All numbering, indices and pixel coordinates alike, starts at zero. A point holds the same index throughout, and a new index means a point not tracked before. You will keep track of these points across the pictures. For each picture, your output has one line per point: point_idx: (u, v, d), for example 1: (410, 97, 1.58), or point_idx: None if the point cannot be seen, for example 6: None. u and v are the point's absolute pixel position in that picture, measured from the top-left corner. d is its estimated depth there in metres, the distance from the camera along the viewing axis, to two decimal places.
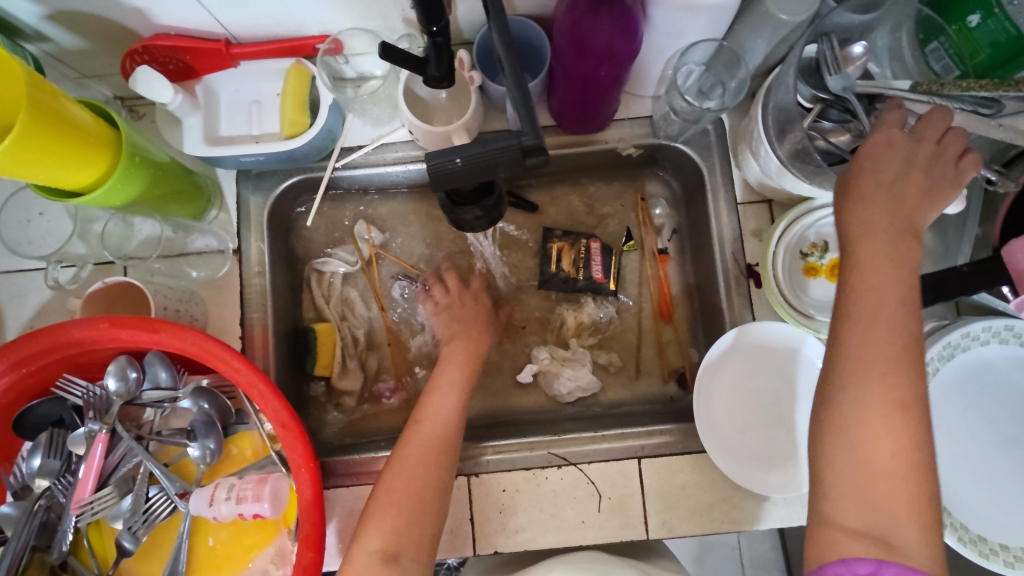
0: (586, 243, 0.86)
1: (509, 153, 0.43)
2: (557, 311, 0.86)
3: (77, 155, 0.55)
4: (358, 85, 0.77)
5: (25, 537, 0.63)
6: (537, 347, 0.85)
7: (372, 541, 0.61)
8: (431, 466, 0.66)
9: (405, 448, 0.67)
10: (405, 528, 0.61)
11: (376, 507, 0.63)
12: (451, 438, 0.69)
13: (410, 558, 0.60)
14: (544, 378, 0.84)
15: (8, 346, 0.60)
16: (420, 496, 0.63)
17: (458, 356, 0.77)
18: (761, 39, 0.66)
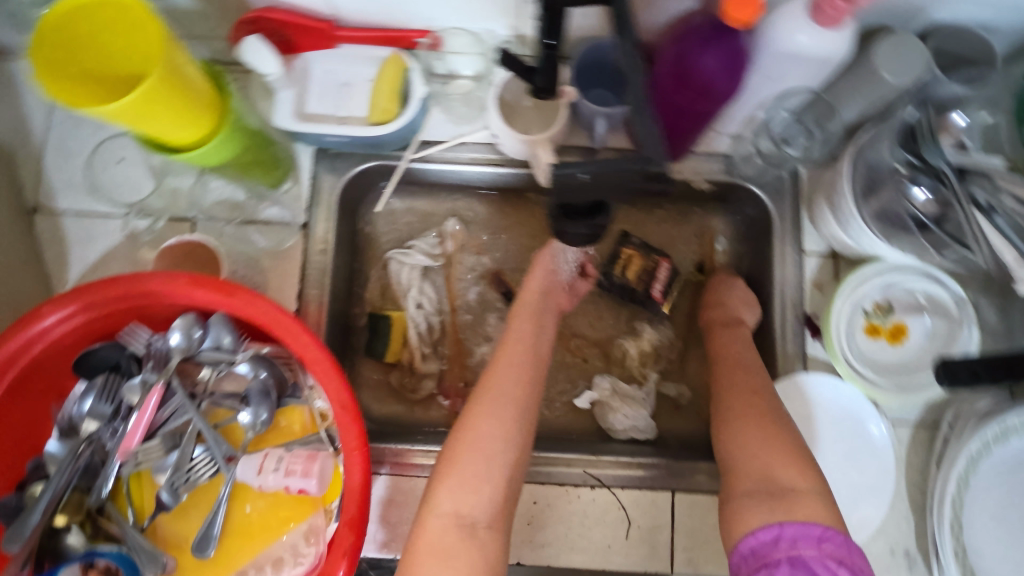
0: (657, 259, 0.84)
1: None
2: (615, 342, 0.86)
3: (183, 113, 0.56)
4: (446, 82, 0.80)
5: (68, 476, 0.64)
6: (600, 375, 0.83)
7: (445, 505, 0.59)
8: (502, 437, 0.63)
9: (473, 414, 0.65)
10: (478, 495, 0.60)
11: (447, 469, 0.61)
12: (519, 411, 0.66)
13: (485, 523, 0.59)
14: (599, 410, 0.81)
15: (85, 288, 0.61)
16: (492, 463, 0.62)
17: (518, 335, 0.73)
18: (859, 98, 0.66)
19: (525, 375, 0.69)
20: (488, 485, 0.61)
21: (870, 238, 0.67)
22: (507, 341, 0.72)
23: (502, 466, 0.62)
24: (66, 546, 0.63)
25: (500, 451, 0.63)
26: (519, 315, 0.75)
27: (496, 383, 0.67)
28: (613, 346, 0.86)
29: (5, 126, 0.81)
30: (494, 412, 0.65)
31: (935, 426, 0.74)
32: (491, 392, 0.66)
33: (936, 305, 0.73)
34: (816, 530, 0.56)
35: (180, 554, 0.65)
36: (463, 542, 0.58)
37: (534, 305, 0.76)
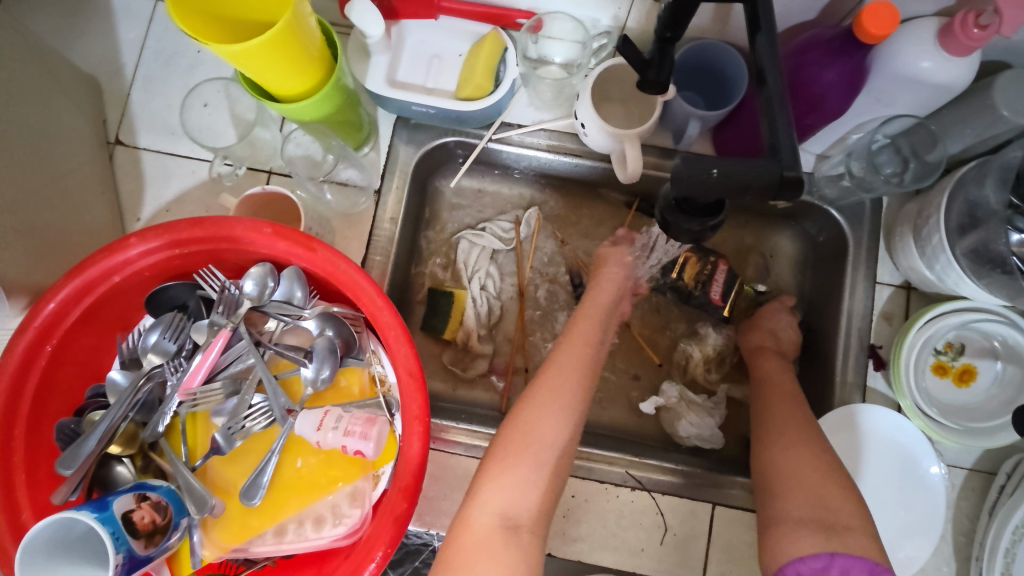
0: (714, 261, 0.83)
1: (769, 178, 0.42)
2: (678, 347, 0.86)
3: (301, 64, 0.56)
4: (537, 67, 0.77)
5: (126, 408, 0.64)
6: (668, 383, 0.83)
7: (492, 502, 0.59)
8: (557, 440, 0.63)
9: (530, 414, 0.64)
10: (525, 495, 0.59)
11: (499, 465, 0.61)
12: (575, 416, 0.65)
13: (530, 526, 0.58)
14: (666, 415, 0.82)
15: (172, 224, 0.62)
16: (544, 465, 0.61)
17: (581, 335, 0.73)
18: (970, 130, 0.66)
19: (585, 380, 0.68)
20: (536, 487, 0.60)
21: (958, 274, 0.65)
22: (568, 344, 0.72)
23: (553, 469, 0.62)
24: (114, 475, 0.65)
25: (549, 451, 0.62)
26: (581, 319, 0.75)
27: (556, 384, 0.67)
28: (676, 351, 0.86)
29: (98, 57, 0.82)
30: (552, 413, 0.64)
31: (990, 474, 0.72)
32: (549, 392, 0.66)
33: (1010, 352, 0.71)
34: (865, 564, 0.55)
35: (227, 499, 0.65)
36: (507, 542, 0.56)
37: (598, 311, 0.76)
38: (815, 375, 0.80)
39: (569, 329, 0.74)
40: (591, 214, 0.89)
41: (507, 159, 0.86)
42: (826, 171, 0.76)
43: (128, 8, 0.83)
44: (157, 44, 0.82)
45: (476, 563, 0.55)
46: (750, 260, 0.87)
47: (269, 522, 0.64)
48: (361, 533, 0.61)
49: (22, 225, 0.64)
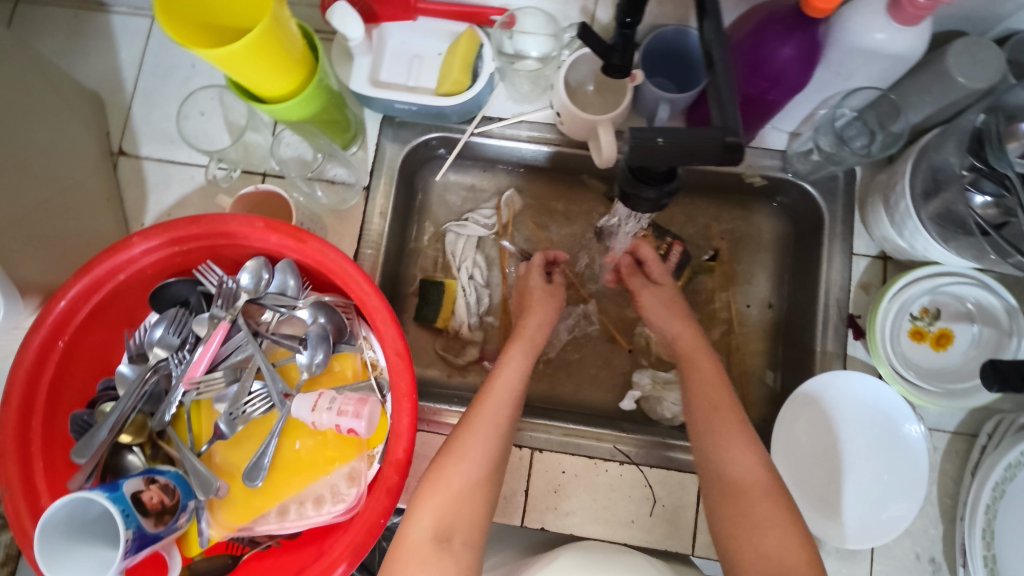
0: (670, 241, 0.86)
1: (713, 145, 0.46)
2: (637, 329, 0.89)
3: (280, 67, 0.60)
4: (514, 62, 0.80)
5: (135, 400, 0.68)
6: (637, 372, 0.86)
7: (425, 521, 0.61)
8: (486, 465, 0.65)
9: (460, 438, 0.66)
10: (459, 513, 0.62)
11: (431, 488, 0.63)
12: (502, 441, 0.67)
13: (461, 542, 0.61)
14: (647, 405, 0.84)
15: (172, 223, 0.65)
16: (474, 488, 0.63)
17: (514, 360, 0.74)
18: (929, 98, 0.68)
19: (513, 404, 0.69)
20: (465, 508, 0.62)
21: (926, 240, 0.68)
22: (499, 368, 0.73)
23: (481, 491, 0.64)
24: (125, 463, 0.68)
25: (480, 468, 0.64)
26: (514, 343, 0.76)
27: (483, 410, 0.68)
28: (633, 332, 0.89)
29: (100, 73, 0.87)
30: (481, 440, 0.66)
31: (972, 436, 0.74)
32: (478, 418, 0.67)
33: (985, 314, 0.72)
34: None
35: (231, 481, 0.69)
36: (437, 557, 0.59)
37: (529, 334, 0.77)
38: (797, 346, 0.82)
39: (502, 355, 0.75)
40: (574, 202, 0.92)
41: (490, 152, 0.89)
42: (797, 148, 0.78)
43: (126, 25, 0.87)
44: (154, 58, 0.87)
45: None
46: (712, 238, 0.89)
47: (272, 502, 0.68)
48: (358, 509, 0.64)
49: (33, 232, 0.69)
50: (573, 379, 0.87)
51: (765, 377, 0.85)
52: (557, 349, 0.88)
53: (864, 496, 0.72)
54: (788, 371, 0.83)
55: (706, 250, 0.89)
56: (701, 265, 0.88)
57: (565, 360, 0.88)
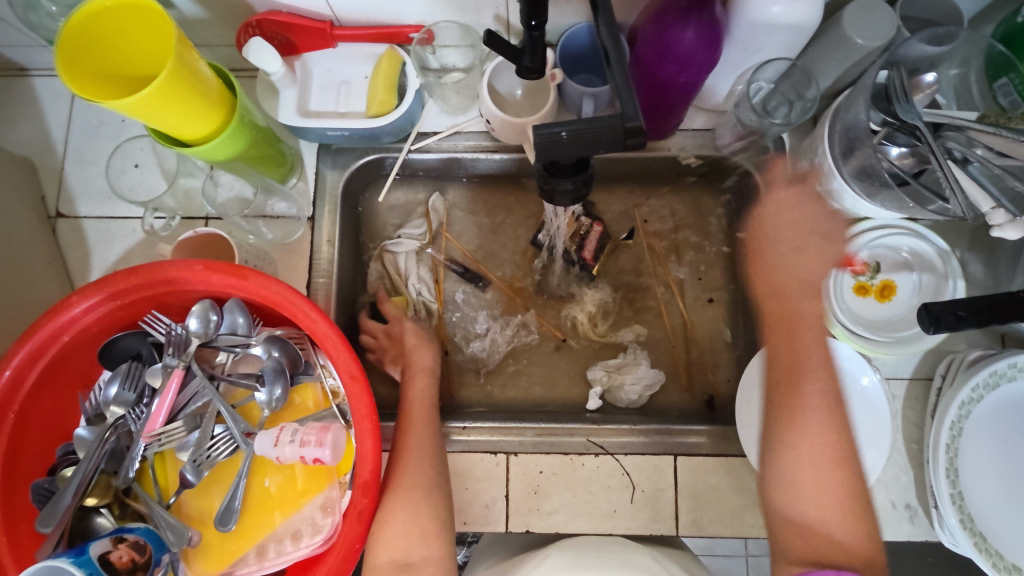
0: (590, 223, 0.89)
1: (613, 131, 0.49)
2: (564, 312, 0.90)
3: (196, 109, 0.61)
4: (441, 76, 0.82)
5: (96, 461, 0.67)
6: (590, 369, 0.86)
7: (380, 554, 0.63)
8: (422, 488, 0.66)
9: (392, 473, 0.67)
10: (407, 537, 0.64)
11: (381, 523, 0.65)
12: (432, 463, 0.68)
13: (421, 558, 0.63)
14: (610, 396, 0.85)
15: (109, 278, 0.65)
16: (415, 516, 0.64)
17: (418, 393, 0.75)
18: (835, 62, 0.71)
19: (428, 431, 0.71)
20: (415, 532, 0.64)
21: (853, 196, 0.71)
22: (409, 403, 0.75)
23: (427, 512, 0.65)
24: (95, 526, 0.67)
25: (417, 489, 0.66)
26: (415, 378, 0.77)
27: (404, 443, 0.70)
28: (562, 318, 0.90)
29: (29, 137, 0.86)
30: (410, 468, 0.67)
31: (928, 380, 0.76)
32: (406, 446, 0.69)
33: (921, 260, 0.75)
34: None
35: (204, 529, 0.68)
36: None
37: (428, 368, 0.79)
38: (753, 316, 0.84)
39: (405, 392, 0.76)
40: (519, 206, 0.93)
41: (430, 167, 0.90)
42: (724, 125, 0.81)
43: (51, 87, 0.87)
44: (82, 115, 0.87)
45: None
46: (631, 217, 0.91)
47: (247, 544, 0.67)
48: (334, 539, 0.64)
49: None
50: (538, 378, 0.88)
51: (721, 333, 0.88)
52: (496, 361, 0.88)
53: None
54: (746, 339, 0.85)
55: (624, 228, 0.92)
56: (621, 245, 0.91)
57: (532, 362, 0.88)
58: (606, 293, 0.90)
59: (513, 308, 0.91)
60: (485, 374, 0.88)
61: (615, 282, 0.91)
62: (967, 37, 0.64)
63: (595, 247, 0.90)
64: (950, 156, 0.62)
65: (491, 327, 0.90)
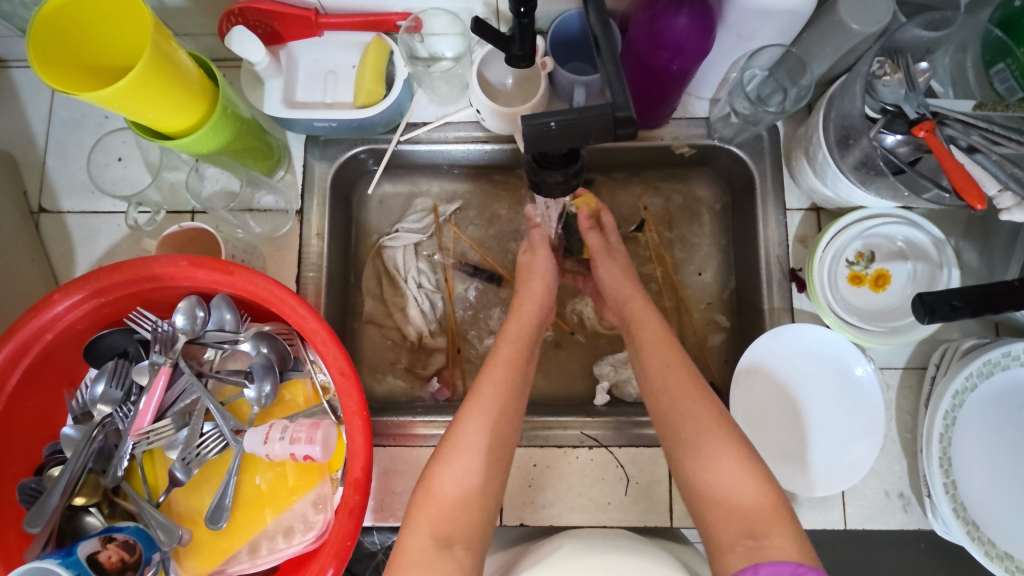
0: None
1: (604, 121, 0.48)
2: (570, 305, 0.91)
3: (176, 100, 0.60)
4: (429, 65, 0.79)
5: (84, 459, 0.66)
6: (596, 365, 0.86)
7: (425, 529, 0.59)
8: (483, 471, 0.63)
9: (460, 447, 0.64)
10: (455, 523, 0.60)
11: (428, 496, 0.61)
12: (502, 442, 0.65)
13: (462, 548, 0.59)
14: (617, 391, 0.84)
15: (91, 275, 0.64)
16: (465, 503, 0.61)
17: (512, 352, 0.71)
18: (829, 48, 0.69)
19: (514, 404, 0.67)
20: (463, 514, 0.61)
21: (847, 185, 0.70)
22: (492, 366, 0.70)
23: (481, 497, 0.62)
24: (84, 526, 0.66)
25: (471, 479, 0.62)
26: (510, 330, 0.74)
27: (475, 412, 0.66)
28: (567, 310, 0.90)
29: (9, 131, 0.84)
30: (479, 440, 0.64)
31: (923, 369, 0.76)
32: (463, 427, 0.65)
33: (916, 249, 0.75)
34: (788, 567, 0.50)
35: (194, 527, 0.67)
36: (441, 561, 0.57)
37: (531, 309, 0.77)
38: (748, 307, 0.83)
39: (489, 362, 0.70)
40: (513, 197, 0.92)
41: (420, 158, 0.88)
42: (718, 113, 0.79)
43: (29, 79, 0.85)
44: (62, 107, 0.84)
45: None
46: (638, 210, 0.90)
47: (239, 542, 0.67)
48: (327, 536, 0.64)
49: None
50: (535, 372, 0.87)
51: (715, 320, 0.87)
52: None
53: (828, 442, 0.73)
54: (741, 331, 0.85)
55: (632, 221, 0.90)
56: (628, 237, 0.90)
57: None
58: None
59: None
60: None
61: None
62: (963, 23, 0.64)
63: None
64: (952, 144, 0.62)
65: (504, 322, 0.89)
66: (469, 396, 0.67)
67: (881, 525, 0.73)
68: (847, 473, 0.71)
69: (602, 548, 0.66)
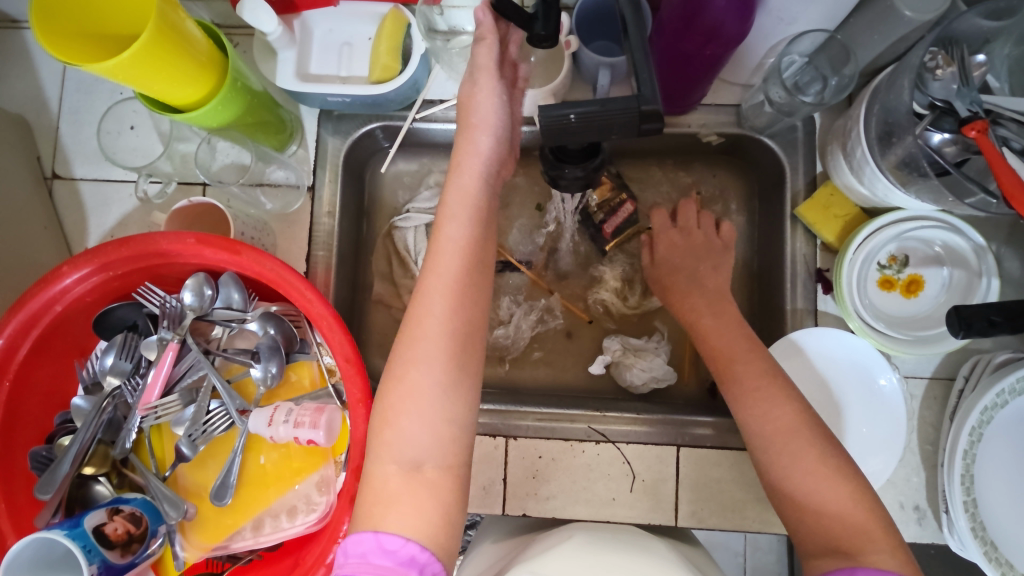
0: (624, 198, 0.83)
1: (628, 115, 0.45)
2: (591, 295, 0.87)
3: (183, 72, 0.58)
4: (448, 40, 0.74)
5: (93, 430, 0.67)
6: (607, 338, 0.84)
7: (388, 458, 0.51)
8: (442, 387, 0.53)
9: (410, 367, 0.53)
10: (424, 441, 0.52)
11: (385, 418, 0.53)
12: (455, 351, 0.53)
13: (433, 466, 0.51)
14: (615, 369, 0.83)
15: (100, 249, 0.63)
16: (435, 422, 0.52)
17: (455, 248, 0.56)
18: (877, 37, 0.64)
19: (462, 318, 0.54)
20: (429, 436, 0.52)
21: (885, 186, 0.65)
22: (433, 268, 0.56)
23: (447, 415, 0.52)
24: (94, 494, 0.67)
25: (438, 394, 0.52)
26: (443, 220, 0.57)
27: (421, 332, 0.54)
28: (588, 299, 0.87)
29: (22, 94, 0.82)
30: (427, 357, 0.53)
31: (949, 380, 0.73)
32: (422, 324, 0.54)
33: (954, 255, 0.71)
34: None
35: (200, 502, 0.68)
36: (407, 490, 0.50)
37: (466, 199, 0.58)
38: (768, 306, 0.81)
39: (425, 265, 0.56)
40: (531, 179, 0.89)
41: (436, 137, 0.86)
42: (751, 101, 0.75)
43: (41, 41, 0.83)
44: (76, 72, 0.83)
45: (388, 521, 0.49)
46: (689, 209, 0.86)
47: (243, 519, 0.67)
48: (329, 518, 0.64)
49: None
50: (545, 362, 0.86)
51: None
52: (520, 348, 0.86)
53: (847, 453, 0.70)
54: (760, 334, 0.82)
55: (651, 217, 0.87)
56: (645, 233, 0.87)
57: (539, 343, 0.86)
58: (624, 265, 0.87)
59: (536, 292, 0.88)
60: (509, 361, 0.85)
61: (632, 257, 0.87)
62: None
63: (620, 223, 0.84)
64: (1006, 146, 0.58)
65: (515, 312, 0.86)
66: (411, 321, 0.54)
67: None
68: None
69: (602, 545, 0.66)
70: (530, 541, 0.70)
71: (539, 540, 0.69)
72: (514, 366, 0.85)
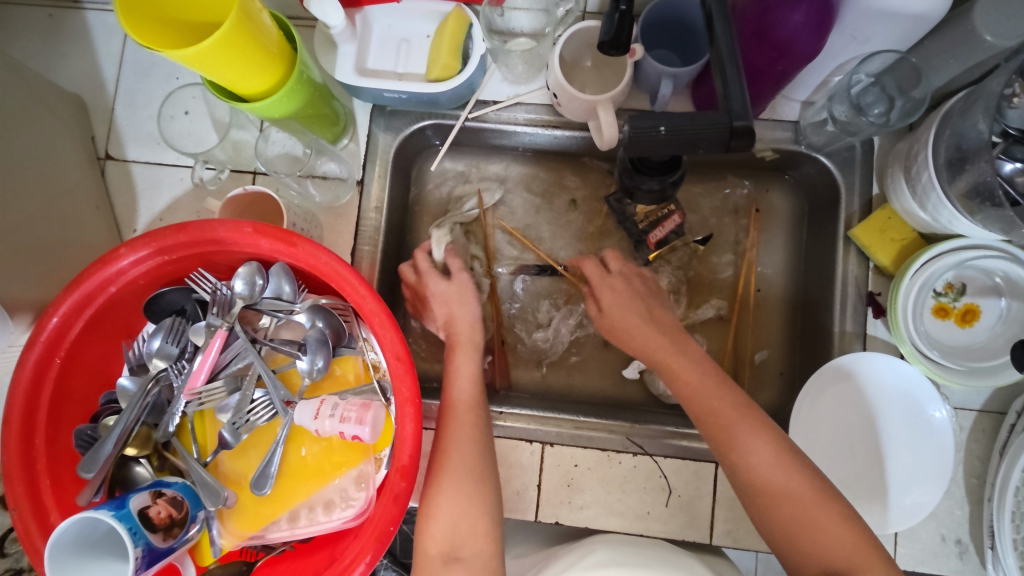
0: (671, 210, 0.80)
1: (719, 130, 0.49)
2: None
3: (256, 62, 0.58)
4: (507, 41, 0.76)
5: (138, 413, 0.67)
6: None
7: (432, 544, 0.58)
8: (472, 477, 0.60)
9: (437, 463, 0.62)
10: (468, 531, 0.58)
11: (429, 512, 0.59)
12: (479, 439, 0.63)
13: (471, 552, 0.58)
14: (648, 377, 0.82)
15: (159, 233, 0.63)
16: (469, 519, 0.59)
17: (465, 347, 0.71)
18: (953, 60, 0.64)
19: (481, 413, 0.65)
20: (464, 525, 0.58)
21: (951, 214, 0.64)
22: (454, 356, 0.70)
23: (477, 506, 0.59)
24: (134, 475, 0.67)
25: (472, 490, 0.60)
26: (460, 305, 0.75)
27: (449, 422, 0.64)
28: None
29: (79, 73, 0.83)
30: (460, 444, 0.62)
31: (1000, 414, 0.71)
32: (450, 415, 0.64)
33: (1013, 287, 0.69)
34: None
35: (239, 490, 0.68)
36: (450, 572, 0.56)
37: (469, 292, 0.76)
38: (812, 324, 0.80)
39: (449, 366, 0.70)
40: (576, 184, 0.89)
41: (485, 138, 0.86)
42: (811, 118, 0.74)
43: (103, 22, 0.84)
44: (134, 54, 0.83)
45: None
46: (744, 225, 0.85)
47: (281, 509, 0.67)
48: (368, 514, 0.63)
49: (24, 247, 0.67)
50: (581, 370, 0.85)
51: (760, 350, 0.83)
52: (555, 352, 0.85)
53: (889, 480, 0.69)
54: (804, 355, 0.80)
55: (698, 233, 0.85)
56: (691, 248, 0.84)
57: (575, 350, 0.86)
58: (672, 276, 0.84)
59: (575, 297, 0.87)
60: (543, 365, 0.85)
61: (679, 269, 0.84)
62: None
63: (666, 234, 0.81)
64: None
65: (552, 317, 0.86)
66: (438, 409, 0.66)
67: (932, 569, 0.70)
68: (893, 512, 0.68)
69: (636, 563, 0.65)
70: (563, 549, 0.70)
71: (566, 550, 0.69)
72: (550, 371, 0.85)
